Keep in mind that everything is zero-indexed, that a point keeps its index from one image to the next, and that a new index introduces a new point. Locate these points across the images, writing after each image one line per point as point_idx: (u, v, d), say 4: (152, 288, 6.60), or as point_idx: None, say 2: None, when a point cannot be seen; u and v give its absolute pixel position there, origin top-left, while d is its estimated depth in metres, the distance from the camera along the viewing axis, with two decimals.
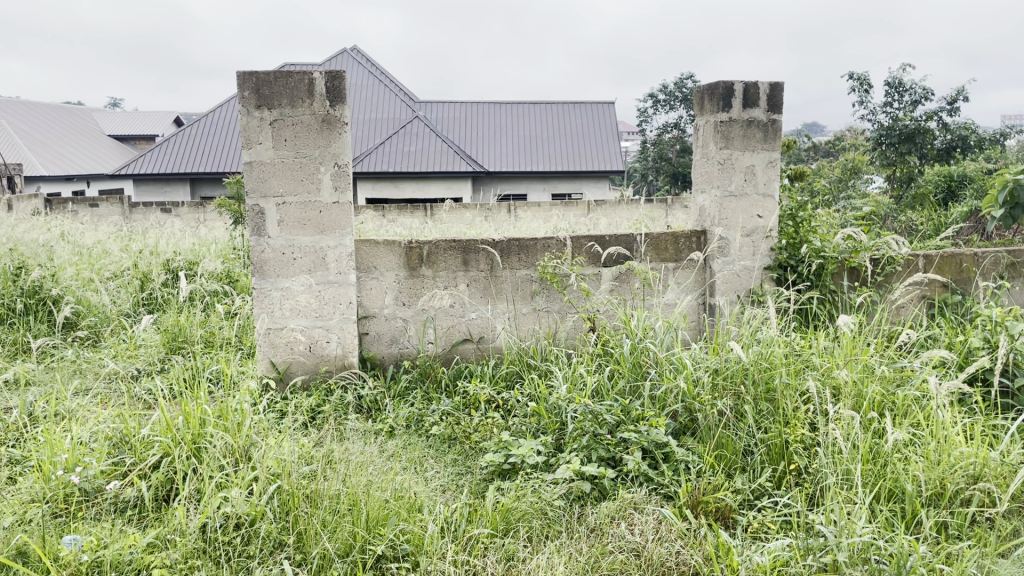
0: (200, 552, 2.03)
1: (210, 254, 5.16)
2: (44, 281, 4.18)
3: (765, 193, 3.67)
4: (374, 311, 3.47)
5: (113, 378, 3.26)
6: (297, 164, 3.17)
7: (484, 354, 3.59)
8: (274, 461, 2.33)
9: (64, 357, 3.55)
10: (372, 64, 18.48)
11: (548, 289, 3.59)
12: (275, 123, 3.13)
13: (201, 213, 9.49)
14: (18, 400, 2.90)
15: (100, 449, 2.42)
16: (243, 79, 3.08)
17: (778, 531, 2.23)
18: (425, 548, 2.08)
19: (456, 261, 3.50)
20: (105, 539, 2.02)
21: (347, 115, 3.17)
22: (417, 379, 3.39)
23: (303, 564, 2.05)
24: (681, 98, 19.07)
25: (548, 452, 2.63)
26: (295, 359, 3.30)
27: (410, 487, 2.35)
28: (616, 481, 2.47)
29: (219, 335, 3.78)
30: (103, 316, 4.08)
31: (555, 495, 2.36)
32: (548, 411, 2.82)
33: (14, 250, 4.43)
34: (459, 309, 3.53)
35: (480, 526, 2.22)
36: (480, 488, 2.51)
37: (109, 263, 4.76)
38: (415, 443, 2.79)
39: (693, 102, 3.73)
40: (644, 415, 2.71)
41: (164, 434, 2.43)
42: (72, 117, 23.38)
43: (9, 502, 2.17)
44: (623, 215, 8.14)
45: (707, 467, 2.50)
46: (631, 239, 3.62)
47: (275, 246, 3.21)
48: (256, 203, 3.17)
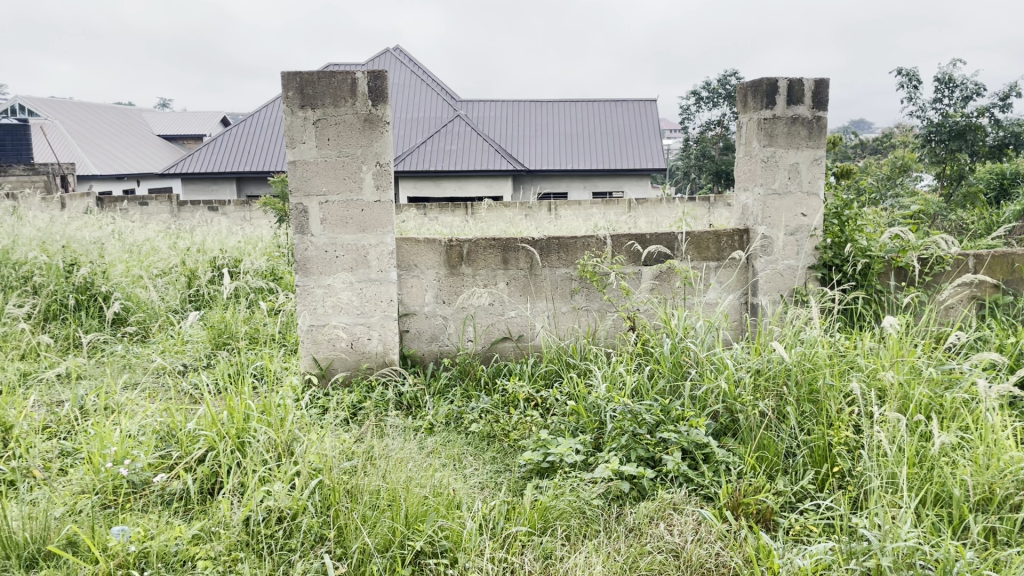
0: (244, 545, 2.07)
1: (254, 251, 5.23)
2: (95, 279, 4.28)
3: (809, 191, 3.61)
4: (414, 309, 3.50)
5: (160, 373, 3.34)
6: (340, 164, 3.21)
7: (523, 352, 3.59)
8: (316, 457, 2.36)
9: (114, 352, 3.64)
10: (415, 63, 18.61)
11: (587, 288, 3.58)
12: (318, 122, 3.17)
13: (247, 212, 9.65)
14: (69, 394, 2.99)
15: (148, 442, 2.49)
16: (287, 79, 3.12)
17: (821, 534, 2.20)
18: (464, 544, 2.10)
19: (496, 259, 3.51)
20: (151, 531, 2.07)
21: (389, 114, 3.19)
22: (457, 376, 3.41)
23: (343, 559, 2.07)
24: (725, 95, 18.87)
25: (587, 451, 2.62)
26: (337, 355, 3.34)
27: (449, 483, 2.35)
28: (655, 481, 2.45)
29: (262, 332, 3.85)
30: (151, 312, 4.20)
31: (594, 494, 2.35)
32: (587, 410, 2.82)
33: (67, 247, 4.54)
34: (498, 308, 3.54)
35: (517, 524, 2.23)
36: (517, 486, 2.51)
37: (157, 261, 4.87)
38: (454, 440, 2.81)
39: (737, 99, 3.70)
40: (683, 415, 2.67)
41: (209, 429, 2.50)
42: (122, 118, 23.94)
43: (59, 492, 2.24)
44: (664, 213, 8.03)
45: (748, 469, 2.47)
46: (671, 238, 3.59)
47: (318, 244, 3.25)
48: (299, 202, 3.22)
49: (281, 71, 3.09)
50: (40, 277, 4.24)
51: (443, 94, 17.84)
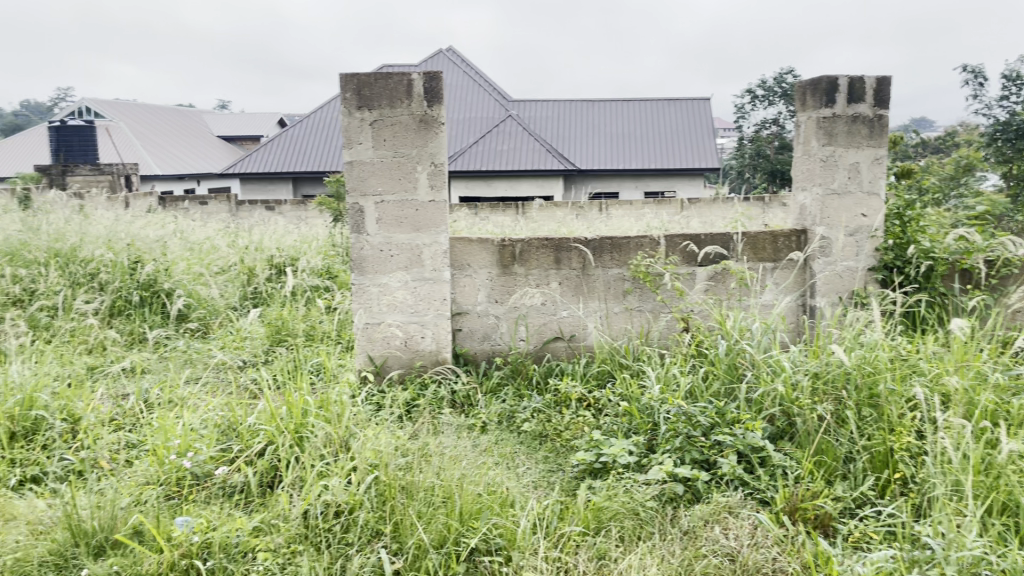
0: (302, 538, 2.11)
1: (311, 250, 5.31)
2: (158, 276, 4.40)
3: (870, 191, 3.54)
4: (466, 308, 3.52)
5: (220, 368, 3.42)
6: (395, 164, 3.25)
7: (575, 352, 3.58)
8: (371, 452, 2.39)
9: (176, 347, 3.75)
10: (467, 63, 18.71)
11: (640, 289, 3.55)
12: (375, 123, 3.21)
13: (302, 211, 9.81)
14: (134, 388, 3.09)
15: (210, 435, 2.55)
16: (345, 81, 3.17)
17: (882, 541, 2.15)
18: (518, 543, 2.11)
19: (548, 259, 3.51)
20: (213, 522, 2.12)
21: (444, 115, 3.22)
22: (509, 375, 3.43)
23: (398, 554, 2.09)
24: (781, 93, 18.56)
25: (640, 453, 2.59)
26: (392, 353, 3.38)
27: (502, 482, 2.37)
28: (709, 484, 2.42)
29: (319, 329, 3.92)
30: (212, 308, 4.31)
31: (648, 495, 2.33)
32: (640, 411, 2.80)
33: (131, 245, 4.67)
34: (550, 308, 3.54)
35: (571, 524, 2.23)
36: (571, 486, 2.52)
37: (217, 259, 4.99)
38: (506, 439, 2.83)
39: (795, 98, 3.64)
40: (739, 418, 2.64)
41: (269, 423, 2.56)
42: (182, 120, 24.55)
43: (126, 483, 2.31)
44: (717, 213, 7.94)
45: (805, 474, 2.44)
46: (726, 238, 3.54)
47: (374, 243, 3.30)
48: (356, 201, 3.27)
49: (340, 73, 3.14)
50: (106, 274, 4.37)
51: (494, 94, 17.89)
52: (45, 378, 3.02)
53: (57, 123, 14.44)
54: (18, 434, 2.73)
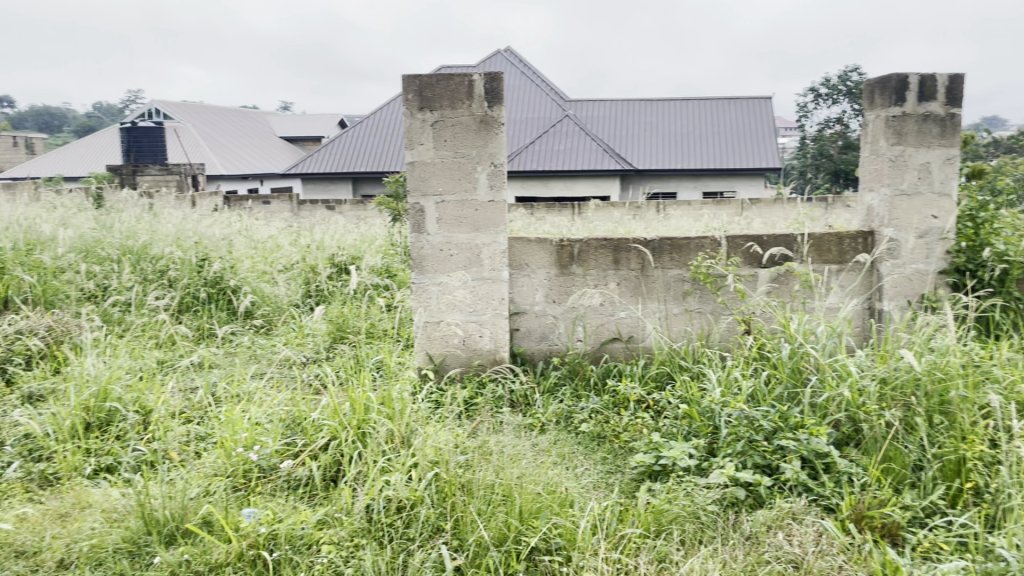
0: (365, 532, 2.15)
1: (370, 249, 5.39)
2: (224, 273, 4.53)
3: (941, 192, 3.45)
4: (524, 308, 3.53)
5: (284, 364, 3.50)
6: (456, 164, 3.28)
7: (633, 354, 3.55)
8: (432, 450, 2.41)
9: (242, 343, 3.85)
10: (525, 63, 18.75)
11: (700, 290, 3.51)
12: (436, 124, 3.24)
13: (361, 210, 9.96)
14: (203, 382, 3.19)
15: (275, 429, 2.61)
16: (407, 82, 3.22)
17: (953, 552, 2.10)
18: (578, 543, 2.11)
19: (607, 259, 3.49)
20: (279, 514, 2.18)
21: (504, 115, 3.24)
22: (566, 376, 3.43)
23: (459, 551, 2.11)
24: (845, 91, 18.14)
25: (701, 456, 2.57)
26: (450, 351, 3.41)
27: (561, 482, 2.37)
28: (772, 489, 2.39)
29: (378, 327, 3.98)
30: (275, 306, 4.43)
31: (709, 499, 2.31)
32: (700, 414, 2.76)
33: (199, 243, 4.81)
34: (608, 308, 3.52)
35: (631, 526, 2.22)
36: (630, 488, 2.51)
37: (280, 258, 5.11)
38: (565, 439, 2.83)
39: (863, 96, 3.56)
40: (803, 423, 2.59)
41: (332, 419, 2.61)
42: (245, 121, 25.13)
43: (196, 474, 2.39)
44: (777, 213, 7.79)
45: (872, 481, 2.38)
46: (790, 239, 3.47)
47: (434, 243, 3.33)
48: (416, 201, 3.30)
49: (402, 75, 3.18)
50: (175, 271, 4.51)
51: (552, 94, 17.89)
52: (118, 371, 3.13)
53: (128, 124, 14.92)
54: (93, 425, 2.84)
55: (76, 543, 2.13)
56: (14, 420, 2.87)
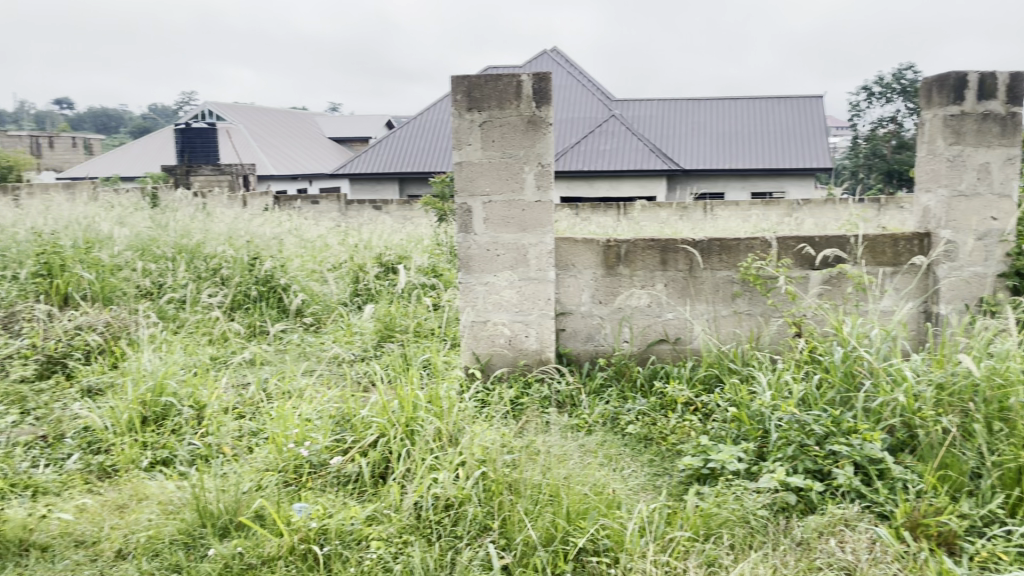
0: (413, 528, 2.18)
1: (417, 249, 5.44)
2: (275, 272, 4.61)
3: (1001, 193, 3.35)
4: (571, 308, 3.52)
5: (333, 362, 3.55)
6: (503, 164, 3.29)
7: (680, 356, 3.52)
8: (479, 448, 2.42)
9: (291, 340, 3.92)
10: (571, 63, 18.71)
11: (750, 291, 3.45)
12: (484, 124, 3.26)
13: (407, 210, 10.05)
14: (255, 378, 3.25)
15: (325, 425, 2.65)
16: (456, 83, 3.24)
17: (1012, 563, 2.05)
18: (626, 545, 2.10)
19: (654, 260, 3.47)
20: (329, 510, 2.21)
21: (552, 115, 3.24)
22: (612, 377, 3.42)
23: (506, 550, 2.12)
24: (900, 90, 17.73)
25: (750, 460, 2.54)
26: (496, 351, 3.42)
27: (609, 483, 2.36)
28: (824, 495, 2.35)
29: (425, 326, 4.01)
30: (325, 305, 4.51)
31: (759, 504, 2.28)
32: (749, 417, 2.73)
33: (251, 242, 4.89)
34: (655, 309, 3.50)
35: (679, 529, 2.21)
36: (678, 491, 2.49)
37: (329, 257, 5.18)
38: (612, 441, 2.82)
39: (919, 95, 3.48)
40: (856, 428, 2.54)
41: (381, 416, 2.64)
42: (295, 122, 25.51)
43: (248, 468, 2.44)
44: (829, 214, 7.64)
45: (927, 489, 2.33)
46: (843, 241, 3.41)
47: (481, 243, 3.35)
48: (464, 201, 3.32)
49: (451, 75, 3.20)
50: (228, 269, 4.60)
51: (599, 94, 17.81)
52: (174, 366, 3.20)
53: (182, 125, 15.26)
54: (149, 418, 2.91)
55: (134, 534, 2.19)
56: (75, 413, 2.96)
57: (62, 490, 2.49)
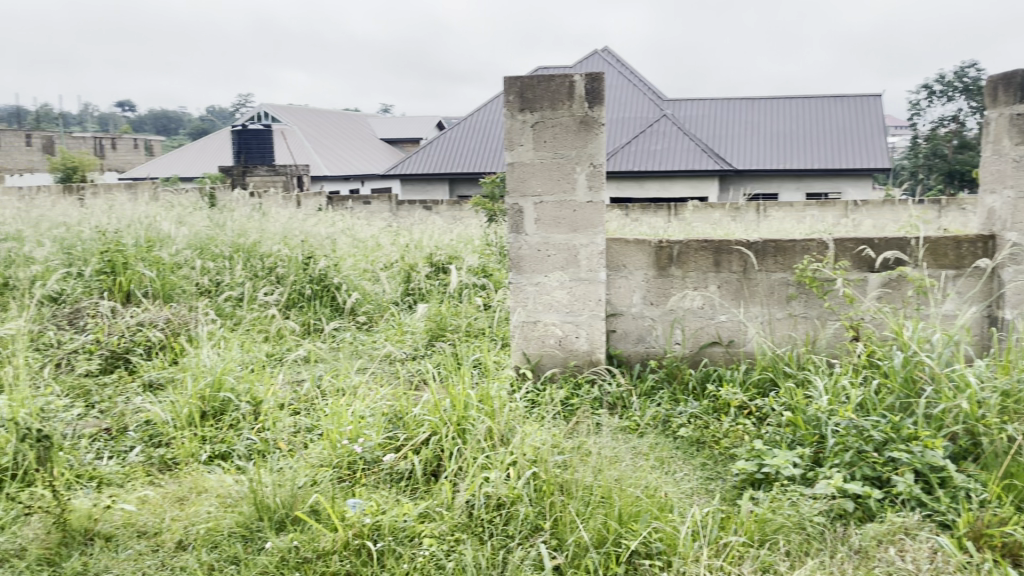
0: (465, 527, 2.19)
1: (468, 249, 5.47)
2: (329, 271, 4.67)
3: None
4: (622, 309, 3.51)
5: (385, 360, 3.59)
6: (555, 165, 3.29)
7: (733, 359, 3.47)
8: (531, 448, 2.42)
9: (344, 338, 3.97)
10: (622, 63, 18.61)
11: (806, 294, 3.39)
12: (536, 125, 3.26)
13: (457, 211, 10.10)
14: (309, 375, 3.31)
15: (378, 423, 2.68)
16: (509, 84, 3.25)
17: None
18: (679, 549, 2.08)
19: (708, 261, 3.44)
20: (383, 506, 2.24)
21: (605, 116, 3.23)
22: (664, 379, 3.39)
23: (558, 550, 2.12)
24: (962, 88, 17.24)
25: (806, 465, 2.49)
26: (547, 351, 3.42)
27: (661, 486, 2.35)
28: (883, 502, 2.30)
29: (475, 325, 4.03)
30: (376, 304, 4.57)
31: (815, 510, 2.24)
32: (805, 422, 2.68)
33: (305, 242, 4.97)
34: (708, 311, 3.46)
35: (733, 534, 2.18)
36: (731, 495, 2.46)
37: (381, 256, 5.25)
38: (664, 443, 2.80)
39: (984, 93, 3.39)
40: (916, 434, 2.48)
41: (433, 414, 2.66)
42: (347, 123, 25.86)
43: (304, 463, 2.48)
44: (887, 215, 7.47)
45: (992, 498, 2.27)
46: (903, 242, 3.33)
47: (532, 243, 3.35)
48: (515, 202, 3.33)
49: (504, 76, 3.22)
50: (283, 268, 4.68)
51: (650, 94, 17.69)
52: (231, 362, 3.27)
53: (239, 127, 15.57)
54: (208, 413, 2.98)
55: (193, 526, 2.25)
56: (137, 407, 3.05)
57: (125, 481, 2.57)
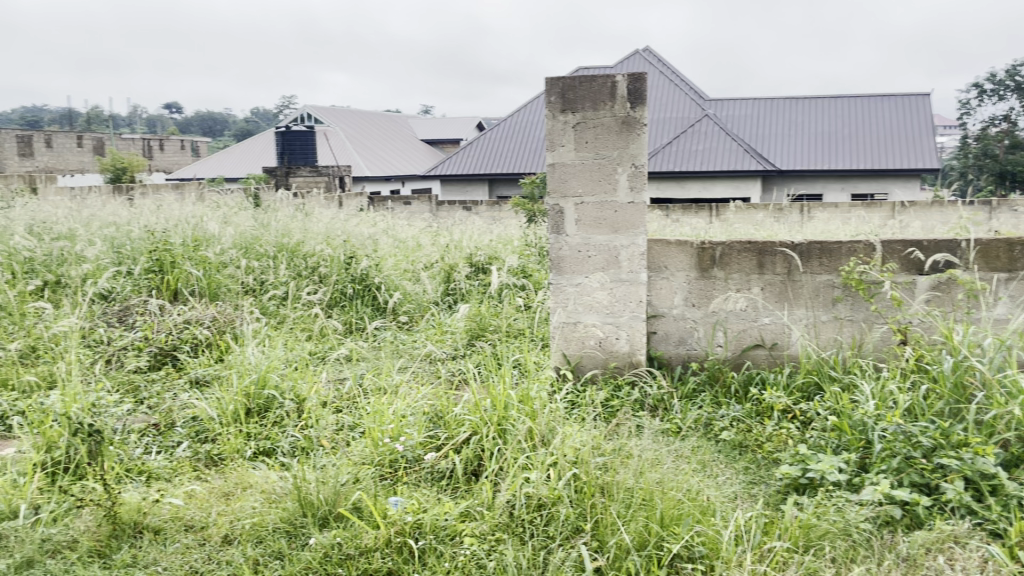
0: (506, 526, 2.20)
1: (507, 249, 5.48)
2: (370, 271, 4.72)
3: None
4: (663, 311, 3.49)
5: (426, 360, 3.62)
6: (596, 166, 3.28)
7: (777, 362, 3.43)
8: (571, 449, 2.42)
9: (385, 337, 4.01)
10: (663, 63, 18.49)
11: (852, 297, 3.33)
12: (578, 125, 3.26)
13: (497, 211, 10.13)
14: (351, 373, 3.35)
15: (419, 422, 2.71)
16: (550, 85, 3.27)
17: None
18: (721, 553, 2.06)
19: (751, 263, 3.40)
20: (424, 505, 2.26)
21: (647, 116, 3.21)
22: (706, 382, 3.36)
23: (600, 552, 2.11)
24: (1014, 86, 16.80)
25: (852, 471, 2.45)
26: (587, 353, 3.42)
27: (703, 490, 2.33)
28: (932, 509, 2.26)
29: (515, 326, 4.04)
30: (417, 303, 4.60)
31: (861, 517, 2.21)
32: (851, 427, 2.63)
33: (347, 242, 5.03)
34: (751, 313, 3.42)
35: (777, 539, 2.15)
36: (775, 500, 2.43)
37: (422, 257, 5.29)
38: (706, 446, 2.78)
39: None
40: (966, 441, 2.43)
41: (474, 414, 2.68)
42: (388, 124, 26.07)
43: (347, 461, 2.51)
44: (935, 216, 7.31)
45: None
46: (954, 244, 3.25)
47: (572, 244, 3.35)
48: (556, 203, 3.33)
49: (545, 77, 3.24)
50: (326, 268, 4.74)
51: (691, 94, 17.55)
52: (275, 360, 3.32)
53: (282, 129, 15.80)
54: (253, 410, 3.03)
55: (239, 521, 2.29)
56: (184, 403, 3.11)
57: (173, 476, 2.63)
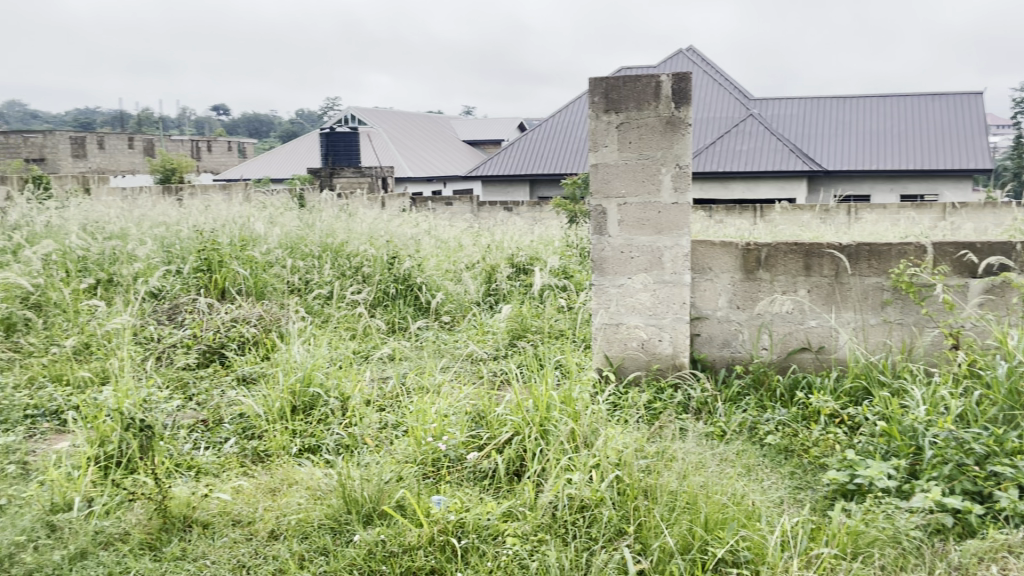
0: (549, 527, 2.20)
1: (549, 250, 5.48)
2: (413, 271, 4.76)
3: None
4: (707, 313, 3.46)
5: (468, 360, 3.63)
6: (640, 166, 3.26)
7: (823, 365, 3.37)
8: (614, 451, 2.41)
9: (427, 337, 4.04)
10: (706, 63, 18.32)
11: (902, 300, 3.27)
12: (621, 125, 3.25)
13: (539, 211, 10.12)
14: (393, 373, 3.38)
15: (462, 422, 2.72)
16: (594, 85, 3.26)
17: None
18: (767, 558, 2.03)
19: (798, 265, 3.35)
20: (467, 504, 2.27)
21: (691, 116, 3.18)
22: (750, 385, 3.32)
23: (643, 554, 2.10)
24: None
25: (902, 478, 2.41)
26: (629, 354, 3.40)
27: (748, 494, 2.31)
28: (984, 518, 2.20)
29: (557, 327, 4.04)
30: (458, 303, 4.63)
31: (912, 524, 2.16)
32: (901, 433, 2.58)
33: (390, 242, 5.07)
34: (797, 316, 3.37)
35: (824, 545, 2.12)
36: (821, 505, 2.39)
37: (463, 257, 5.31)
38: (750, 450, 2.75)
39: None
40: (1021, 449, 2.36)
41: (516, 414, 2.68)
42: (430, 125, 26.23)
43: (390, 459, 2.54)
44: (988, 218, 7.13)
45: None
46: (1008, 246, 3.16)
47: (615, 245, 3.33)
48: (599, 203, 3.33)
49: (589, 77, 3.23)
50: (369, 267, 4.79)
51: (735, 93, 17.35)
52: (320, 358, 3.36)
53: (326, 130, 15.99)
54: (299, 407, 3.07)
55: (285, 517, 2.32)
56: (231, 400, 3.17)
57: (221, 471, 2.67)
